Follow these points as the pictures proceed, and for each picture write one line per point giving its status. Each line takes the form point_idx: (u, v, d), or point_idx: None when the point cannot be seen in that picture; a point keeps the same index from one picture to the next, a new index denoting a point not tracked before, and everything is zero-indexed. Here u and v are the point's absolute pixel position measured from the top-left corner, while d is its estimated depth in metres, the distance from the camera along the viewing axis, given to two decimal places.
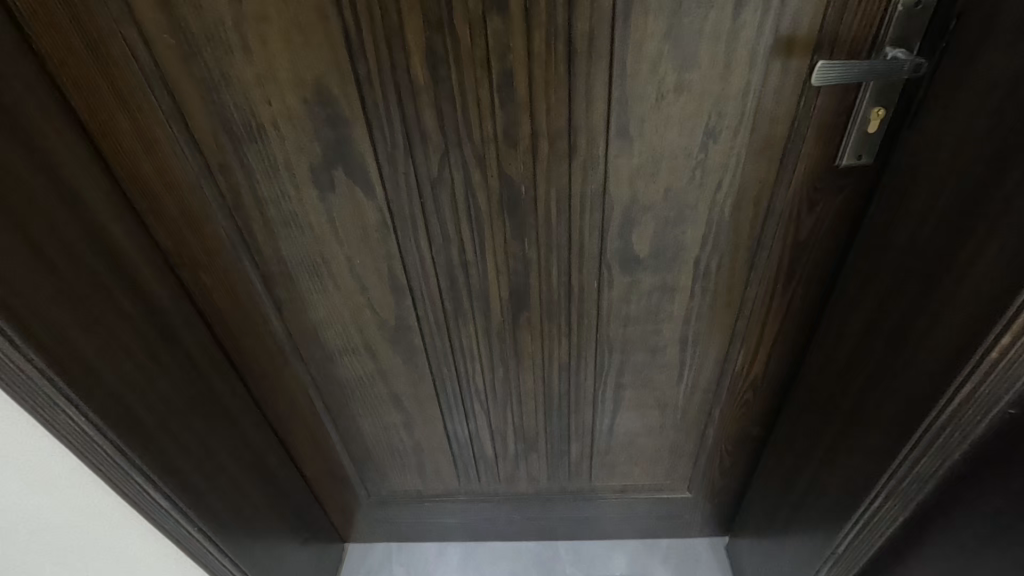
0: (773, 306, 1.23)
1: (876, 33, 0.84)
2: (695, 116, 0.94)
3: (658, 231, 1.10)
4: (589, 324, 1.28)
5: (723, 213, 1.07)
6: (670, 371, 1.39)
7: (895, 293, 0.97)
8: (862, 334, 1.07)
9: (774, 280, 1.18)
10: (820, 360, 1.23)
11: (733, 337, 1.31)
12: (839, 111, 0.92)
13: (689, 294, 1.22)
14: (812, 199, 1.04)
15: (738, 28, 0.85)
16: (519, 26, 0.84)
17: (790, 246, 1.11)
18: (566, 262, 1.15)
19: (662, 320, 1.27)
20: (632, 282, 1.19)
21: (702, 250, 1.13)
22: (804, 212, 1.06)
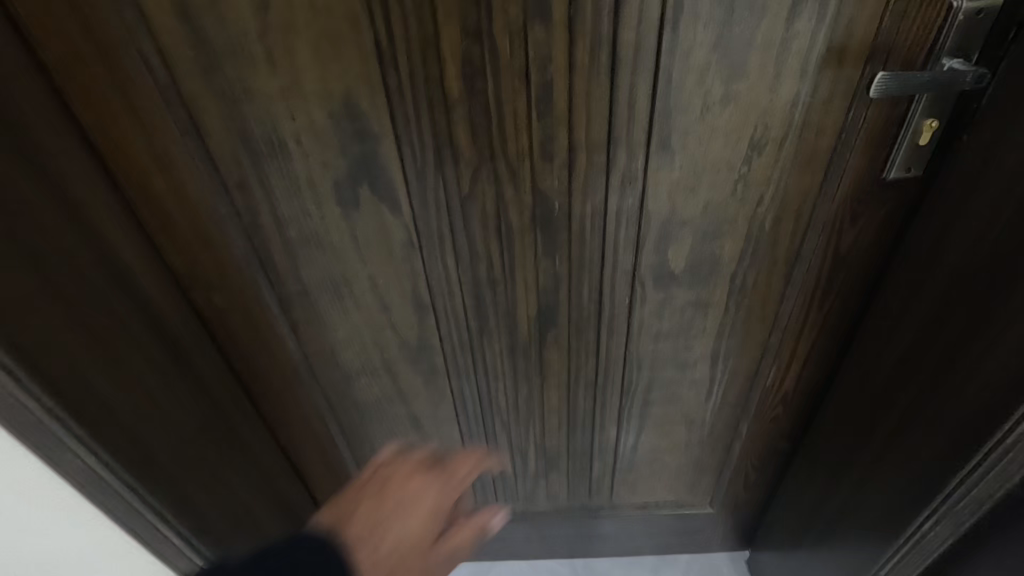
0: (810, 321, 1.20)
1: (933, 42, 0.81)
2: (740, 129, 0.90)
3: (696, 244, 1.05)
4: (619, 341, 1.23)
5: (763, 227, 1.03)
6: (700, 387, 1.35)
7: (948, 312, 0.94)
8: (909, 352, 1.04)
9: (812, 295, 1.14)
10: (859, 377, 1.20)
11: (765, 352, 1.27)
12: (889, 123, 0.89)
13: (724, 309, 1.18)
14: (856, 210, 1.00)
15: (789, 37, 0.81)
16: (562, 36, 0.80)
17: (832, 260, 1.08)
18: (599, 278, 1.11)
19: (694, 336, 1.23)
20: (667, 297, 1.15)
21: (740, 264, 1.09)
22: (847, 226, 1.02)
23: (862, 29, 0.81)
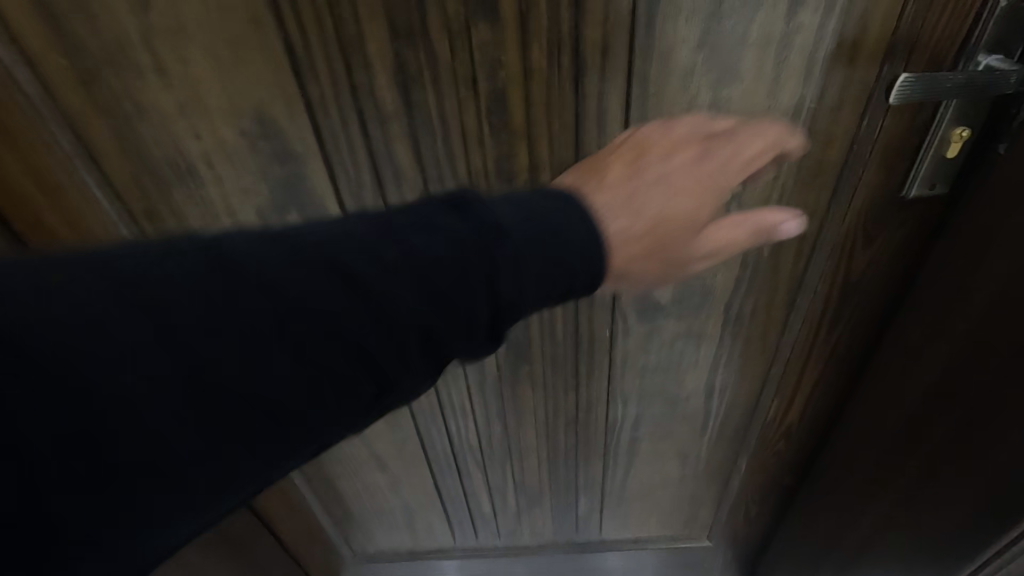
0: (816, 354, 1.06)
1: (968, 35, 0.66)
2: None
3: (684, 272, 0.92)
4: (601, 376, 1.10)
5: (762, 250, 0.89)
6: (693, 423, 1.22)
7: (976, 356, 0.81)
8: (930, 396, 0.91)
9: (819, 327, 1.01)
10: (873, 415, 1.06)
11: (766, 385, 1.13)
12: (909, 132, 0.75)
13: (718, 341, 1.04)
14: (870, 235, 0.86)
15: (790, 31, 0.67)
16: (513, 36, 0.66)
17: (841, 289, 0.94)
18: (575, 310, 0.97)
19: (685, 369, 1.09)
20: (655, 330, 1.01)
21: (735, 292, 0.96)
22: (859, 251, 0.88)
23: (878, 20, 0.67)
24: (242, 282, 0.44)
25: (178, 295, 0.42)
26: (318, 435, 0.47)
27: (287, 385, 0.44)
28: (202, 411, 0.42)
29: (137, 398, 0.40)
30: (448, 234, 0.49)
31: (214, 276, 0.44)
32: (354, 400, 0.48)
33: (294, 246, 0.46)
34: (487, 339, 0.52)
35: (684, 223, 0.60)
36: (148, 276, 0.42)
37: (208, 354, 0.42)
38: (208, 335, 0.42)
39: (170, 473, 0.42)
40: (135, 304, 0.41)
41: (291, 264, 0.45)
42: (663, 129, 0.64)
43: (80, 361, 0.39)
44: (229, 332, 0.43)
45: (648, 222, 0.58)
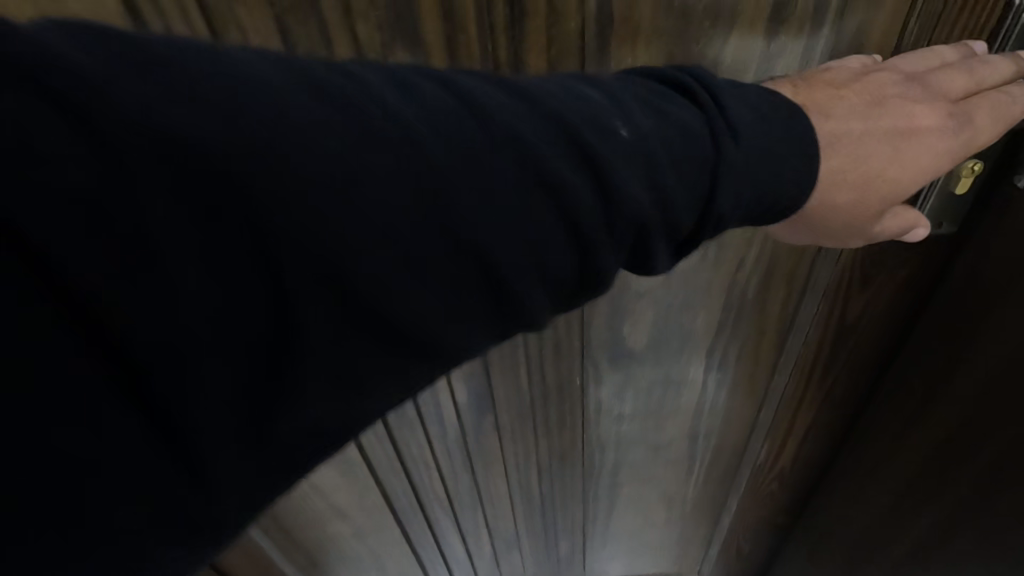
0: (810, 398, 0.97)
1: (989, 52, 0.55)
2: None
3: (662, 318, 0.81)
4: (577, 423, 1.00)
5: (749, 293, 0.79)
6: (681, 466, 1.12)
7: (983, 426, 0.74)
8: (933, 458, 0.84)
9: (813, 372, 0.91)
10: (869, 468, 0.98)
11: (755, 425, 1.04)
12: None
13: (705, 386, 0.94)
14: (867, 285, 0.77)
15: (773, 53, 0.56)
16: (441, 66, 0.54)
17: (836, 335, 0.85)
18: (542, 362, 0.86)
19: (666, 415, 0.99)
20: (634, 377, 0.91)
21: (721, 337, 0.85)
22: (856, 298, 0.79)
23: (876, 38, 0.56)
24: (431, 139, 0.32)
25: (328, 139, 0.30)
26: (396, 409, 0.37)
27: (445, 292, 0.33)
28: (335, 321, 0.30)
29: (271, 279, 0.29)
30: (653, 129, 0.39)
31: (392, 126, 0.32)
32: (506, 329, 0.37)
33: (504, 98, 0.35)
34: (672, 248, 0.42)
35: (907, 178, 0.50)
36: (296, 101, 0.30)
37: (365, 237, 0.30)
38: (368, 210, 0.30)
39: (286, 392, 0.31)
40: (284, 141, 0.29)
41: (479, 128, 0.34)
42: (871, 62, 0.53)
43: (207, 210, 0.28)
44: (399, 203, 0.31)
45: (834, 167, 0.46)
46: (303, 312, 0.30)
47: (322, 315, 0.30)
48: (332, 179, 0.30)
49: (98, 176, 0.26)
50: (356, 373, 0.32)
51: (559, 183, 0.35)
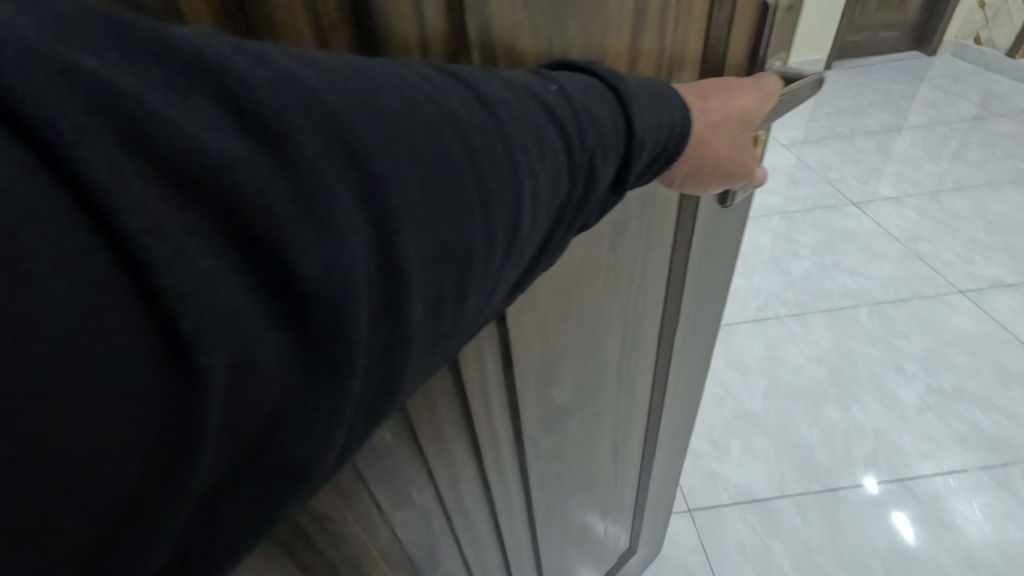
0: (647, 429, 0.67)
1: (737, 47, 0.38)
2: (656, 218, 0.43)
3: (482, 441, 0.45)
4: (541, 551, 0.65)
5: (611, 257, 0.41)
6: (596, 520, 0.73)
7: None
8: None
9: (646, 372, 0.58)
10: None
11: (626, 461, 0.69)
12: (735, 171, 0.37)
13: (626, 395, 0.58)
14: None
15: (688, 22, 0.35)
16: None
17: (694, 309, 0.55)
18: (396, 532, 0.42)
19: (609, 508, 0.74)
20: (484, 503, 0.50)
21: (526, 410, 0.46)
22: (674, 287, 0.50)
23: (694, 34, 0.36)
24: (520, 134, 0.24)
25: (180, 85, 0.17)
26: (267, 436, 0.19)
27: (316, 300, 0.19)
28: (199, 211, 0.17)
29: (202, 341, 0.16)
30: (626, 81, 0.30)
31: (487, 115, 0.23)
32: (493, 227, 0.23)
33: (600, 88, 0.28)
34: (650, 148, 0.30)
35: (728, 137, 0.35)
36: (98, 47, 0.16)
37: (244, 144, 0.17)
38: (214, 172, 0.17)
39: (191, 459, 0.17)
40: (359, 128, 0.20)
41: (437, 76, 0.23)
42: (701, 63, 0.37)
43: (243, 185, 0.17)
44: (343, 111, 0.19)
45: (713, 138, 0.34)
46: (342, 352, 0.20)
47: (334, 340, 0.19)
48: (424, 164, 0.21)
49: (173, 97, 0.17)
50: (330, 326, 0.19)
51: (599, 180, 0.28)
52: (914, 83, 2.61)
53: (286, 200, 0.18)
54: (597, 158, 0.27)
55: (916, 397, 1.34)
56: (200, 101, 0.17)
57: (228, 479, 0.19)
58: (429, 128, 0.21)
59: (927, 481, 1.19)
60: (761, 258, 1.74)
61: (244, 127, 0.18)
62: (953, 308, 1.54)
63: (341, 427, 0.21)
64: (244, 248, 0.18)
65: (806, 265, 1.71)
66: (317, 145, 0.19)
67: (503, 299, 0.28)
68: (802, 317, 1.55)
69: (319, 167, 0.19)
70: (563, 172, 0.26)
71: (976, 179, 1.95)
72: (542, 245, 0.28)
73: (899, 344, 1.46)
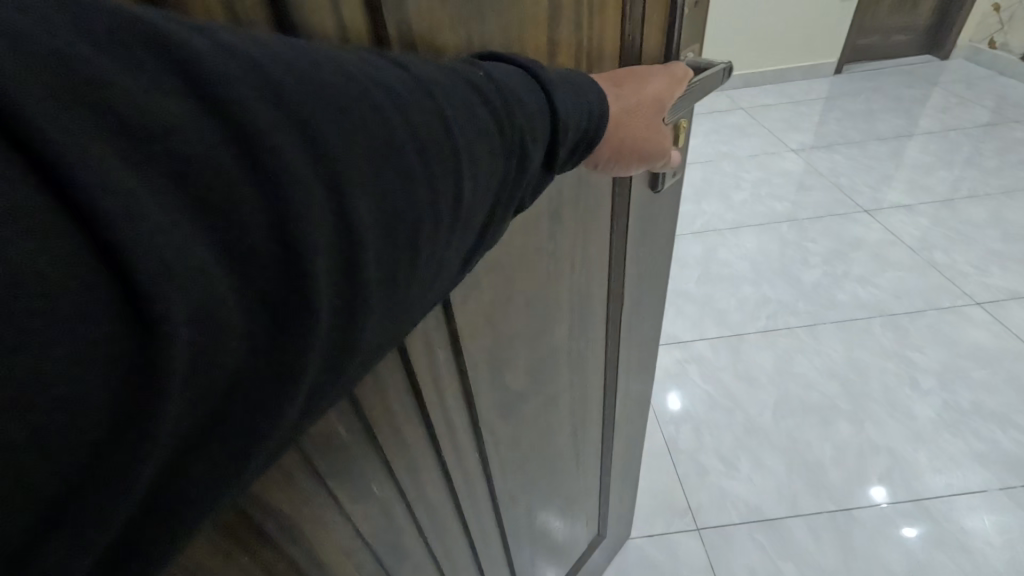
0: (605, 415, 0.70)
1: (651, 39, 0.40)
2: (592, 205, 0.45)
3: (440, 433, 0.46)
4: (512, 540, 0.67)
5: (551, 244, 0.44)
6: (564, 508, 0.75)
7: None
8: None
9: (597, 356, 0.60)
10: None
11: (588, 447, 0.71)
12: (653, 155, 0.38)
13: (580, 381, 0.60)
14: None
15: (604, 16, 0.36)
16: None
17: (636, 291, 0.58)
18: (359, 527, 0.43)
19: (576, 495, 0.76)
20: (448, 495, 0.52)
21: (481, 397, 0.48)
22: (616, 271, 0.53)
23: (611, 26, 0.37)
24: (457, 110, 0.25)
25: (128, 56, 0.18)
26: (228, 388, 0.20)
27: (273, 257, 0.20)
28: (159, 174, 0.18)
29: (168, 294, 0.17)
30: (551, 69, 0.30)
31: (422, 92, 0.24)
32: (440, 196, 0.25)
33: (523, 74, 0.29)
34: (576, 135, 0.31)
35: (640, 121, 0.35)
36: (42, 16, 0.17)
37: (196, 111, 0.18)
38: (171, 137, 0.18)
39: (154, 415, 0.18)
40: (304, 99, 0.21)
41: (373, 55, 0.24)
42: (617, 54, 0.38)
43: (196, 150, 0.18)
44: (288, 83, 0.20)
45: (627, 121, 0.34)
46: (299, 308, 0.21)
47: (289, 298, 0.21)
48: (367, 134, 0.22)
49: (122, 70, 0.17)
50: (288, 281, 0.20)
51: (529, 163, 0.29)
52: (925, 88, 2.65)
53: (239, 165, 0.19)
54: (526, 141, 0.28)
55: (932, 414, 1.37)
56: (148, 74, 0.18)
57: (187, 434, 0.20)
58: (371, 102, 0.23)
59: (943, 500, 1.22)
60: (771, 267, 1.78)
61: (196, 94, 0.18)
62: (970, 320, 1.56)
63: (300, 379, 0.22)
64: (203, 209, 0.18)
65: (817, 275, 1.74)
66: (267, 114, 0.20)
67: (454, 274, 0.29)
68: (814, 328, 1.59)
69: (267, 134, 0.19)
70: (500, 148, 0.27)
71: (966, 188, 1.99)
72: (486, 220, 0.29)
73: (914, 358, 1.50)
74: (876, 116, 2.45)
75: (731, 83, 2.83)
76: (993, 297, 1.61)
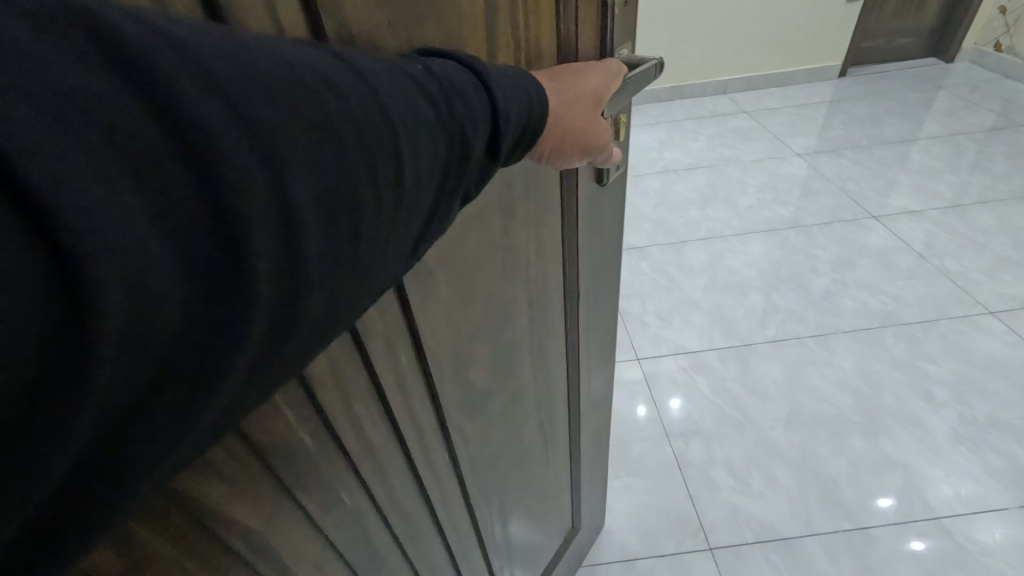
0: (570, 407, 0.71)
1: (587, 35, 0.41)
2: (542, 200, 0.47)
3: (407, 434, 0.47)
4: (487, 537, 0.67)
5: (505, 239, 0.45)
6: (538, 504, 0.75)
7: None
8: None
9: (558, 348, 0.62)
10: None
11: (557, 440, 0.72)
12: (593, 147, 0.39)
13: (543, 375, 0.61)
14: None
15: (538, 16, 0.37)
16: None
17: (591, 282, 0.60)
18: (329, 534, 0.44)
19: (549, 489, 0.77)
20: (419, 496, 0.53)
21: (446, 397, 0.49)
22: (570, 263, 0.55)
23: (546, 24, 0.38)
24: (394, 99, 0.26)
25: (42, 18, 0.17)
26: (161, 371, 0.19)
27: (208, 232, 0.19)
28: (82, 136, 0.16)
29: (92, 262, 0.16)
30: (490, 65, 0.32)
31: (357, 79, 0.25)
32: (381, 180, 0.25)
33: (463, 69, 0.30)
34: (520, 126, 0.32)
35: (578, 114, 0.37)
36: None
37: (121, 79, 0.18)
38: (94, 102, 0.17)
39: (79, 403, 0.17)
40: (235, 75, 0.20)
41: (305, 42, 0.24)
42: (554, 50, 0.39)
43: (119, 119, 0.17)
44: (218, 58, 0.20)
45: (565, 113, 0.35)
46: (237, 285, 0.20)
47: (228, 278, 0.20)
48: (303, 114, 0.22)
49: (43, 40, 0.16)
50: (226, 257, 0.20)
51: (471, 152, 0.30)
52: (932, 91, 2.61)
53: (166, 137, 0.18)
54: (468, 130, 0.29)
55: (947, 428, 1.33)
56: (71, 46, 0.17)
57: (111, 425, 0.18)
58: (305, 84, 0.23)
59: (960, 518, 1.17)
60: (780, 274, 1.76)
61: (120, 63, 0.18)
62: (983, 330, 1.52)
63: (240, 362, 0.21)
64: (132, 177, 0.17)
65: (825, 282, 1.71)
66: (197, 87, 0.19)
67: (400, 261, 0.30)
68: (825, 338, 1.56)
69: (198, 107, 0.19)
70: (443, 140, 0.28)
71: (979, 194, 1.95)
72: (428, 208, 0.30)
73: (927, 369, 1.46)
74: (882, 119, 2.42)
75: (734, 85, 2.80)
76: (1008, 305, 1.57)
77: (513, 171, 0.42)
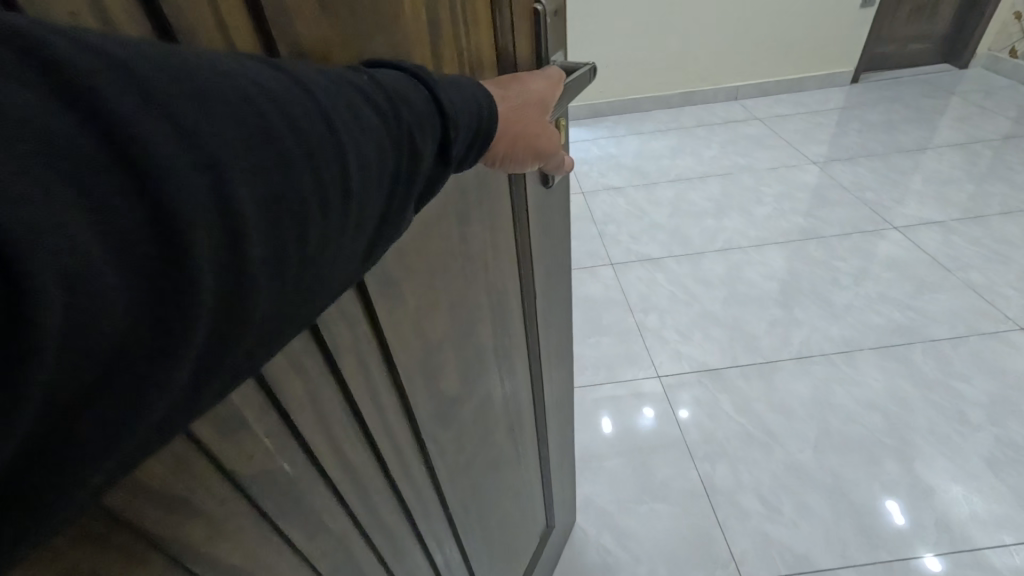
0: (535, 407, 0.73)
1: (521, 47, 0.46)
2: (491, 201, 0.49)
3: (386, 450, 0.48)
4: (468, 544, 0.67)
5: (462, 242, 0.47)
6: (512, 510, 0.76)
7: None
8: None
9: (519, 346, 0.63)
10: None
11: (526, 442, 0.73)
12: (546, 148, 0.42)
13: (509, 376, 0.63)
14: None
15: (476, 31, 0.41)
16: None
17: (546, 280, 0.63)
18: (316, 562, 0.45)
19: (523, 493, 0.77)
20: (401, 513, 0.54)
21: (420, 407, 0.51)
22: (524, 262, 0.57)
23: (484, 38, 0.42)
24: (337, 110, 0.28)
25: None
26: (108, 362, 0.21)
27: (153, 233, 0.21)
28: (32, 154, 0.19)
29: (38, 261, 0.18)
30: (438, 78, 0.35)
31: (301, 93, 0.27)
32: (326, 183, 0.27)
33: (409, 80, 0.33)
34: (468, 130, 0.35)
35: (527, 118, 0.39)
36: None
37: (70, 101, 0.20)
38: (43, 122, 0.19)
39: (27, 393, 0.18)
40: (177, 94, 0.23)
41: (248, 63, 0.27)
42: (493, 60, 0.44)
43: (66, 136, 0.19)
44: (162, 81, 0.22)
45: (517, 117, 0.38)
46: (182, 283, 0.22)
47: (172, 277, 0.22)
48: (244, 126, 0.25)
49: None
50: (170, 257, 0.22)
51: (421, 157, 0.33)
52: (948, 96, 2.56)
53: (112, 150, 0.20)
54: (415, 135, 0.32)
55: (984, 452, 1.26)
56: (21, 74, 0.19)
57: (61, 415, 0.20)
58: (246, 99, 0.25)
59: (1005, 549, 1.10)
60: (801, 288, 1.71)
61: (68, 87, 0.20)
62: (1015, 347, 1.44)
63: (188, 353, 0.23)
64: (78, 187, 0.19)
65: (849, 296, 1.65)
66: (140, 106, 0.21)
67: (354, 262, 0.32)
68: (851, 355, 1.51)
69: (142, 124, 0.21)
70: (389, 144, 0.31)
71: (1007, 204, 1.87)
72: (380, 211, 0.32)
73: (959, 388, 1.39)
74: (899, 126, 2.36)
75: (746, 91, 2.77)
76: None
77: (466, 177, 0.44)
